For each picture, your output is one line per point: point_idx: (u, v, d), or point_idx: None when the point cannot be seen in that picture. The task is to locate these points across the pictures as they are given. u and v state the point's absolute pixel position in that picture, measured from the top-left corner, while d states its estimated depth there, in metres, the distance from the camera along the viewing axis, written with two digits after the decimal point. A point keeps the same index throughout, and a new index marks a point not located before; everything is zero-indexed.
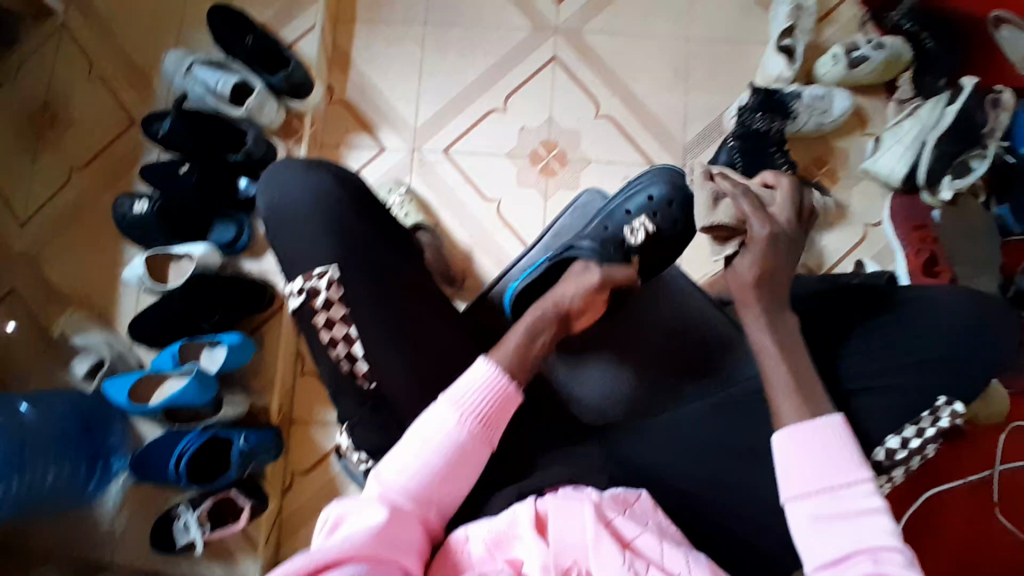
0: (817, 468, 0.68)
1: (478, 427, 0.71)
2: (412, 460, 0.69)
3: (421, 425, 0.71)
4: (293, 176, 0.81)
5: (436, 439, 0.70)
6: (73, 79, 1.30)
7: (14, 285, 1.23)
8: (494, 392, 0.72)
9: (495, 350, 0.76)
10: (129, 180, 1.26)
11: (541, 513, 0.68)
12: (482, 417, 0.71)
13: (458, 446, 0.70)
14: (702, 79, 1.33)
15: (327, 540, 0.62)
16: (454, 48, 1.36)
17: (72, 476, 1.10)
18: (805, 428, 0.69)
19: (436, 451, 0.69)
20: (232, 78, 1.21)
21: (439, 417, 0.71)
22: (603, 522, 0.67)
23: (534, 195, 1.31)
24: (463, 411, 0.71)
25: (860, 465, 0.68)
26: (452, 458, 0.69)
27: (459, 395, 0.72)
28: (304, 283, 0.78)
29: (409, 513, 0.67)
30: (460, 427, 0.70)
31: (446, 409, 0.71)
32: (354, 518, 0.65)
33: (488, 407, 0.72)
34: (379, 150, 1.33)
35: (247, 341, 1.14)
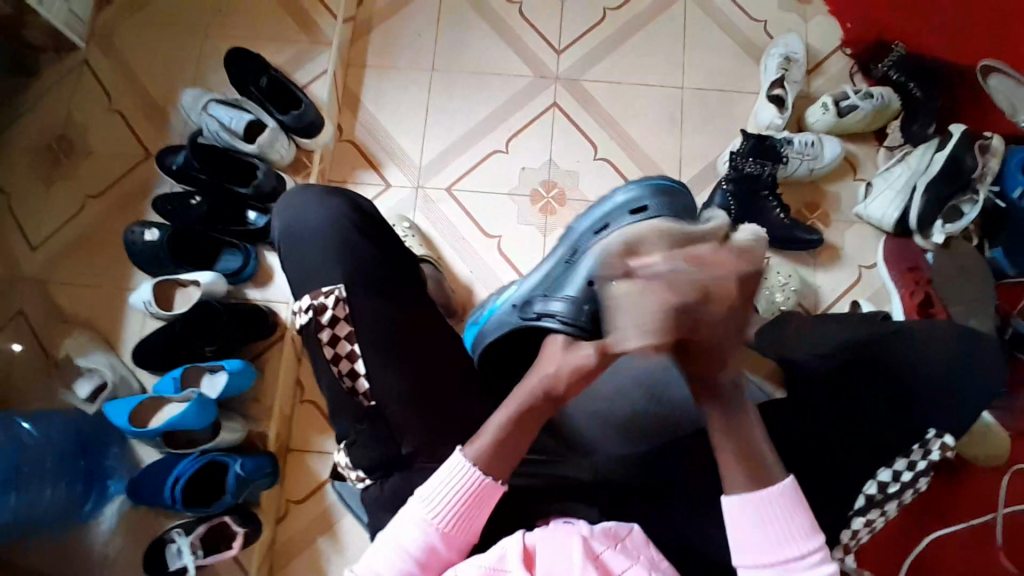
0: (769, 538, 0.68)
1: (453, 526, 0.69)
2: (386, 557, 0.68)
3: (395, 522, 0.69)
4: (301, 206, 0.86)
5: (410, 538, 0.68)
6: (97, 114, 1.37)
7: (25, 307, 1.27)
8: (470, 488, 0.69)
9: (473, 445, 0.71)
10: (142, 210, 1.32)
11: (530, 548, 0.67)
12: (457, 520, 0.69)
13: (432, 547, 0.68)
14: (697, 125, 1.38)
15: None
16: (459, 93, 1.42)
17: (69, 494, 1.11)
18: (756, 500, 0.69)
19: (410, 551, 0.67)
20: (245, 116, 1.26)
21: (410, 521, 0.69)
22: (591, 556, 0.66)
23: (534, 232, 1.34)
24: (437, 509, 0.69)
25: (809, 532, 0.69)
26: (426, 560, 0.68)
27: (434, 491, 0.70)
28: (313, 301, 0.79)
29: None
30: (432, 527, 0.68)
31: (417, 509, 0.69)
32: None
33: (462, 508, 0.69)
34: (385, 186, 1.38)
35: (248, 367, 1.17)
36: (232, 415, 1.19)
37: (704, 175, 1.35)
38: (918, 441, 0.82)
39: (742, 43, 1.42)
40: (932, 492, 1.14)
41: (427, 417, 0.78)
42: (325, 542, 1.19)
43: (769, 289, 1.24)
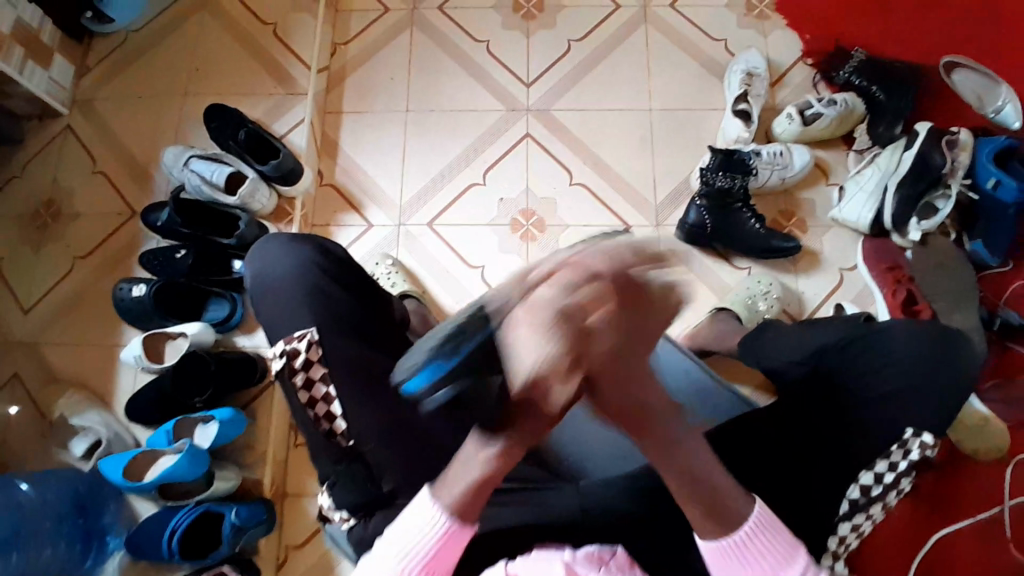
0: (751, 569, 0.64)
1: (425, 571, 0.64)
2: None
3: (370, 562, 0.66)
4: (272, 252, 0.88)
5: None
6: (83, 178, 1.41)
7: (18, 369, 1.29)
8: (439, 536, 0.63)
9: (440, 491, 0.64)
10: (130, 267, 1.34)
11: None
12: (429, 563, 0.64)
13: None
14: (667, 145, 1.41)
15: None
16: (434, 131, 1.46)
17: (67, 553, 1.11)
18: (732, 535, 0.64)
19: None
20: (226, 168, 1.31)
21: (381, 565, 0.65)
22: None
23: (516, 260, 1.36)
24: (409, 554, 0.64)
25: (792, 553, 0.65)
26: None
27: (404, 535, 0.65)
28: (285, 346, 0.81)
29: None
30: (404, 571, 0.64)
31: (388, 560, 0.64)
32: None
33: (435, 555, 0.64)
34: (367, 226, 1.41)
35: (240, 416, 1.18)
36: (224, 464, 1.19)
37: (678, 192, 1.38)
38: (897, 441, 0.81)
39: (705, 63, 1.45)
40: (935, 491, 1.12)
41: (408, 450, 0.78)
42: None
43: (752, 299, 1.25)
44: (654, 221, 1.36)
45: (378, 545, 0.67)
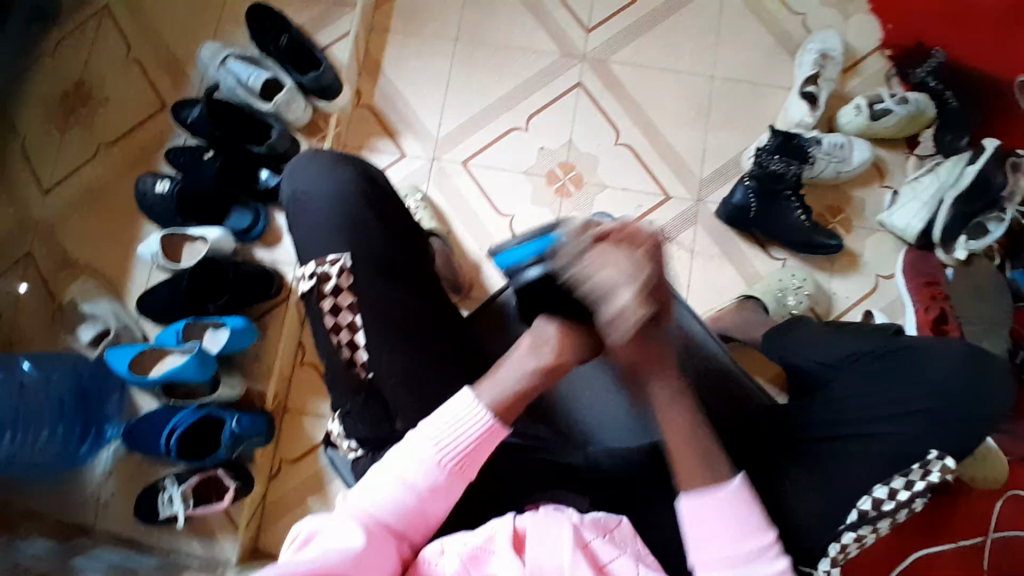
0: (728, 534, 0.65)
1: (460, 465, 0.66)
2: (387, 489, 0.65)
3: (399, 452, 0.66)
4: (309, 170, 0.85)
5: (414, 471, 0.65)
6: (115, 61, 1.36)
7: (33, 249, 1.27)
8: (482, 430, 0.67)
9: (484, 384, 0.70)
10: (156, 161, 1.31)
11: (520, 532, 0.67)
12: (464, 455, 0.66)
13: (436, 483, 0.65)
14: (723, 118, 1.34)
15: (296, 556, 0.59)
16: (482, 66, 1.39)
17: (63, 441, 1.11)
18: (713, 496, 0.66)
19: (413, 484, 0.65)
20: (264, 73, 1.25)
21: (415, 449, 0.66)
22: (581, 545, 0.66)
23: (547, 214, 1.32)
24: (446, 445, 0.66)
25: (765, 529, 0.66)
26: (430, 494, 0.65)
27: (444, 424, 0.67)
28: (316, 267, 0.79)
29: (385, 538, 0.63)
30: (437, 462, 0.65)
31: (425, 445, 0.66)
32: (327, 538, 0.61)
33: (474, 447, 0.66)
34: (400, 156, 1.36)
35: (250, 327, 1.17)
36: (231, 371, 1.19)
37: (726, 170, 1.32)
38: (919, 460, 0.79)
39: (777, 36, 1.37)
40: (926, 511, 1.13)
41: (425, 390, 0.77)
42: (315, 503, 1.19)
43: (782, 291, 1.21)
44: (695, 196, 1.31)
45: (410, 436, 0.67)
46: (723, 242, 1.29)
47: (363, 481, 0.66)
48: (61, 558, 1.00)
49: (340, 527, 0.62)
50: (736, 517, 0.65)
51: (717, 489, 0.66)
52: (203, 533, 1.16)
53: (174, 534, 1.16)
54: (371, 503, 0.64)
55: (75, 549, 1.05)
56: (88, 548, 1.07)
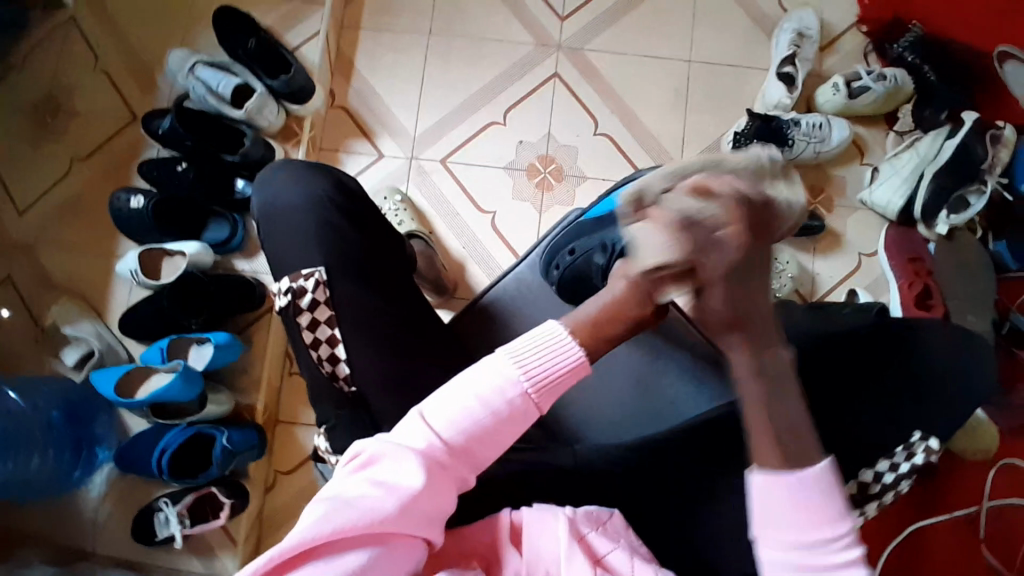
0: (799, 521, 0.52)
1: (540, 396, 0.61)
2: (463, 407, 0.60)
3: (478, 371, 0.61)
4: (284, 181, 0.83)
5: (493, 390, 0.60)
6: (81, 74, 1.32)
7: (11, 272, 1.25)
8: (569, 361, 0.62)
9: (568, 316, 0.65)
10: (129, 175, 1.29)
11: (517, 524, 0.68)
12: (544, 382, 0.61)
13: (514, 407, 0.60)
14: (701, 102, 1.33)
15: (352, 485, 0.56)
16: (457, 60, 1.37)
17: (57, 461, 1.11)
18: (786, 481, 0.52)
19: (491, 403, 0.60)
20: (234, 79, 1.22)
21: (492, 370, 0.61)
22: (576, 536, 0.66)
23: (529, 208, 1.31)
24: (529, 369, 0.61)
25: (842, 518, 0.52)
26: (505, 418, 0.60)
27: (530, 347, 0.62)
28: (291, 283, 0.78)
29: (447, 467, 0.59)
30: (520, 384, 0.60)
31: (505, 364, 0.61)
32: (388, 465, 0.57)
33: (558, 376, 0.61)
34: (378, 156, 1.34)
35: (235, 341, 1.16)
36: (218, 387, 1.18)
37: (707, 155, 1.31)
38: (902, 443, 0.80)
39: (754, 15, 1.35)
40: (921, 485, 1.15)
41: (410, 401, 0.75)
42: None
43: None
44: None
45: (490, 356, 0.62)
46: None
47: (435, 397, 0.61)
48: None
49: (400, 456, 0.58)
50: (808, 500, 0.52)
51: (789, 471, 0.52)
52: (202, 549, 1.16)
53: (171, 553, 1.15)
54: (442, 424, 0.60)
55: None
56: (88, 572, 1.07)
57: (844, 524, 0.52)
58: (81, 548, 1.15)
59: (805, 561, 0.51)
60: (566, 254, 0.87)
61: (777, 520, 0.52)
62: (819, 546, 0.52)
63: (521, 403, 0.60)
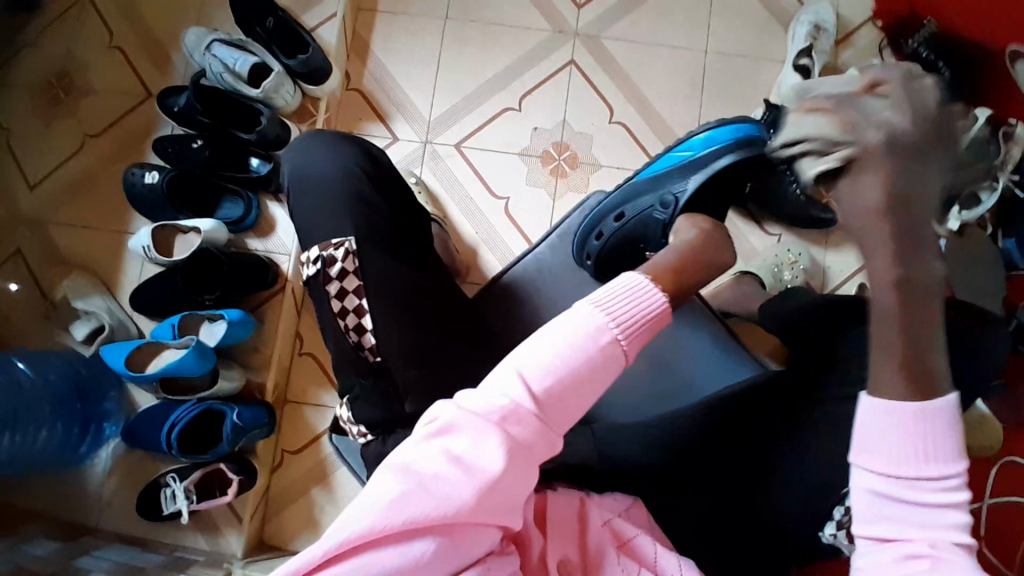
0: (905, 451, 0.55)
1: (630, 351, 0.56)
2: (551, 362, 0.54)
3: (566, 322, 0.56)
4: (312, 151, 0.83)
5: (583, 342, 0.55)
6: (97, 50, 1.31)
7: (22, 246, 1.25)
8: (654, 311, 0.57)
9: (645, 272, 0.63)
10: (142, 152, 1.28)
11: (543, 503, 0.68)
12: (632, 334, 0.56)
13: (604, 364, 0.55)
14: (717, 93, 1.33)
15: (431, 461, 0.51)
16: (473, 46, 1.37)
17: (64, 436, 1.09)
18: (905, 411, 0.55)
19: (582, 357, 0.54)
20: (251, 58, 1.21)
21: (576, 322, 0.55)
22: (601, 521, 0.69)
23: (542, 195, 1.31)
24: (618, 322, 0.56)
25: (957, 461, 0.55)
26: (593, 374, 0.55)
27: (615, 298, 0.57)
28: (321, 252, 0.77)
29: (533, 433, 0.53)
30: (610, 338, 0.55)
31: (591, 315, 0.56)
32: (468, 437, 0.52)
33: (641, 325, 0.57)
34: (393, 139, 1.34)
35: (248, 318, 1.16)
36: (230, 364, 1.18)
37: None
38: None
39: (771, 7, 1.35)
40: None
41: (432, 374, 0.74)
42: (319, 492, 1.20)
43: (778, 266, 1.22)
44: None
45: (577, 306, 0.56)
46: None
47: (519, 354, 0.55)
48: (68, 557, 1.00)
49: (481, 431, 0.51)
50: (916, 433, 0.55)
51: (909, 403, 0.55)
52: (208, 526, 1.16)
53: (179, 529, 1.15)
54: (531, 381, 0.54)
55: (81, 548, 1.04)
56: (93, 546, 1.06)
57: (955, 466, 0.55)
58: (87, 524, 1.14)
59: (898, 488, 0.55)
60: (614, 219, 0.90)
61: (875, 447, 0.56)
62: (921, 479, 0.55)
63: (611, 353, 0.55)
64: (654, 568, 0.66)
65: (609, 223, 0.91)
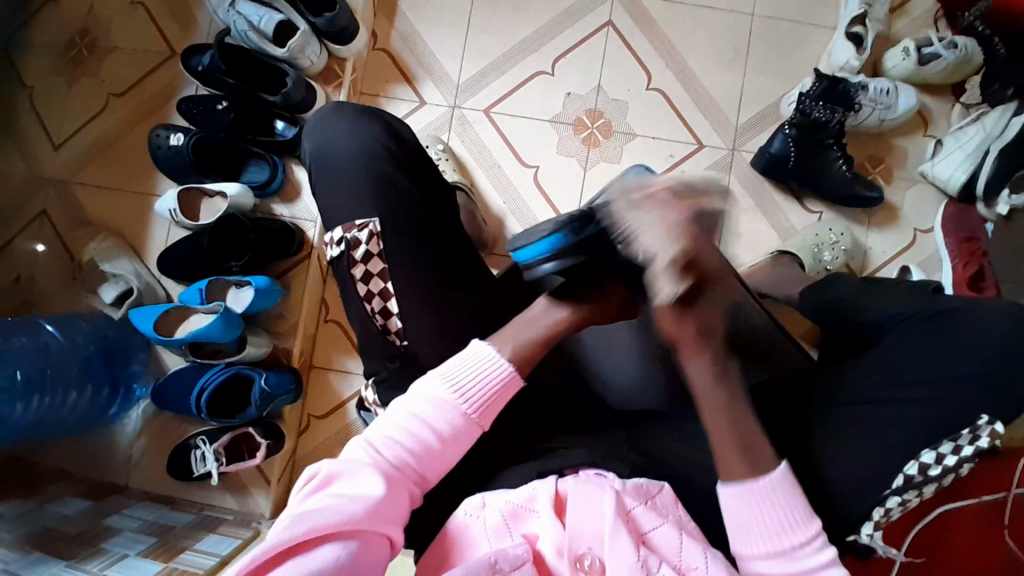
0: (773, 528, 0.65)
1: (476, 411, 0.69)
2: (405, 428, 0.68)
3: (415, 391, 0.69)
4: (337, 124, 0.80)
5: (432, 411, 0.68)
6: (117, 6, 1.28)
7: (47, 207, 1.24)
8: (500, 377, 0.70)
9: (492, 336, 0.74)
10: (164, 113, 1.25)
11: (561, 494, 0.69)
12: (480, 401, 0.70)
13: (454, 425, 0.68)
14: (762, 61, 1.26)
15: (320, 499, 0.60)
16: (506, 5, 1.30)
17: (93, 397, 1.12)
18: (752, 491, 0.66)
19: (432, 423, 0.68)
20: (276, 15, 1.17)
21: (431, 395, 0.69)
22: (622, 514, 0.66)
23: (573, 165, 1.27)
24: (465, 392, 0.69)
25: (812, 520, 0.66)
26: (448, 437, 0.68)
27: (464, 374, 0.70)
28: (345, 233, 0.75)
29: (400, 482, 0.65)
30: (456, 406, 0.69)
31: (441, 389, 0.69)
32: (348, 481, 0.63)
33: (488, 394, 0.70)
34: (420, 103, 1.30)
35: (274, 286, 1.16)
36: (257, 330, 1.18)
37: (762, 118, 1.25)
38: (968, 426, 0.76)
39: None
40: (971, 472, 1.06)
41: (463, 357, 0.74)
42: None
43: (819, 246, 1.16)
44: (728, 147, 1.25)
45: (425, 379, 0.71)
46: (756, 194, 1.24)
47: (377, 422, 0.69)
48: (97, 517, 1.03)
49: (358, 470, 0.64)
50: (773, 509, 0.66)
51: (756, 481, 0.66)
52: (235, 487, 1.18)
53: (206, 490, 1.18)
54: (388, 448, 0.67)
55: (111, 507, 1.07)
56: (123, 505, 1.09)
57: (814, 530, 0.66)
58: (117, 483, 1.18)
59: (783, 563, 0.65)
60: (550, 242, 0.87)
61: (747, 533, 0.66)
62: (796, 550, 0.65)
63: (460, 421, 0.68)
64: (676, 564, 0.65)
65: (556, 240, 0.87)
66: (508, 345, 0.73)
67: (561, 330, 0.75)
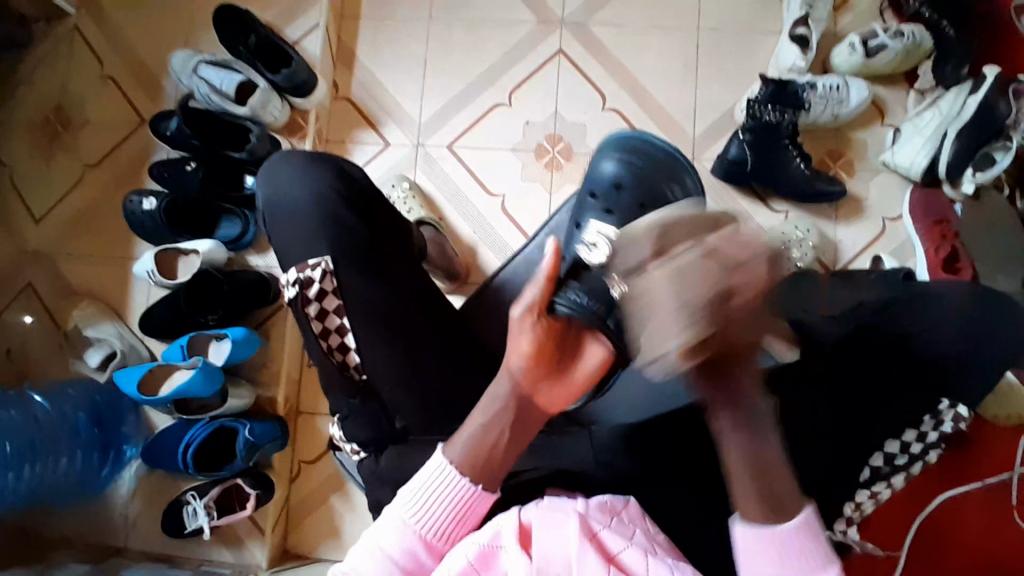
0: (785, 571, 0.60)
1: (441, 534, 0.65)
2: (370, 564, 0.64)
3: (378, 526, 0.65)
4: (282, 175, 0.83)
5: (394, 543, 0.64)
6: (89, 82, 1.33)
7: (32, 279, 1.28)
8: (460, 494, 0.64)
9: (450, 445, 0.66)
10: (139, 178, 1.30)
11: (526, 524, 0.63)
12: (442, 522, 0.65)
13: (413, 553, 0.64)
14: (713, 71, 1.29)
15: None
16: (458, 45, 1.35)
17: (84, 464, 1.15)
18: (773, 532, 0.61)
19: (396, 555, 0.64)
20: (237, 76, 1.23)
21: (391, 525, 0.65)
22: (587, 535, 0.62)
23: (539, 190, 1.29)
24: (423, 518, 0.65)
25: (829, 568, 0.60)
26: (413, 565, 0.64)
27: (422, 501, 0.65)
28: (298, 274, 0.78)
29: None
30: (414, 532, 0.64)
31: (398, 512, 0.65)
32: None
33: (453, 511, 0.65)
34: (384, 145, 1.34)
35: (253, 336, 1.17)
36: (239, 382, 1.19)
37: (719, 126, 1.28)
38: (932, 412, 0.78)
39: None
40: (971, 459, 1.07)
41: (425, 387, 0.77)
42: (338, 501, 1.20)
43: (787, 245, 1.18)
44: (690, 157, 1.27)
45: (386, 511, 0.66)
46: (720, 200, 1.25)
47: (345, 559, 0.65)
48: None
49: None
50: (785, 555, 0.60)
51: (773, 525, 0.61)
52: (232, 539, 1.18)
53: (203, 545, 1.18)
54: None
55: (108, 570, 1.08)
56: (121, 567, 1.10)
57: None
58: (115, 544, 1.18)
59: None
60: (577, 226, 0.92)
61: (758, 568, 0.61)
62: None
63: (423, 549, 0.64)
64: None
65: (579, 227, 0.92)
66: (468, 470, 0.65)
67: (500, 413, 0.64)
